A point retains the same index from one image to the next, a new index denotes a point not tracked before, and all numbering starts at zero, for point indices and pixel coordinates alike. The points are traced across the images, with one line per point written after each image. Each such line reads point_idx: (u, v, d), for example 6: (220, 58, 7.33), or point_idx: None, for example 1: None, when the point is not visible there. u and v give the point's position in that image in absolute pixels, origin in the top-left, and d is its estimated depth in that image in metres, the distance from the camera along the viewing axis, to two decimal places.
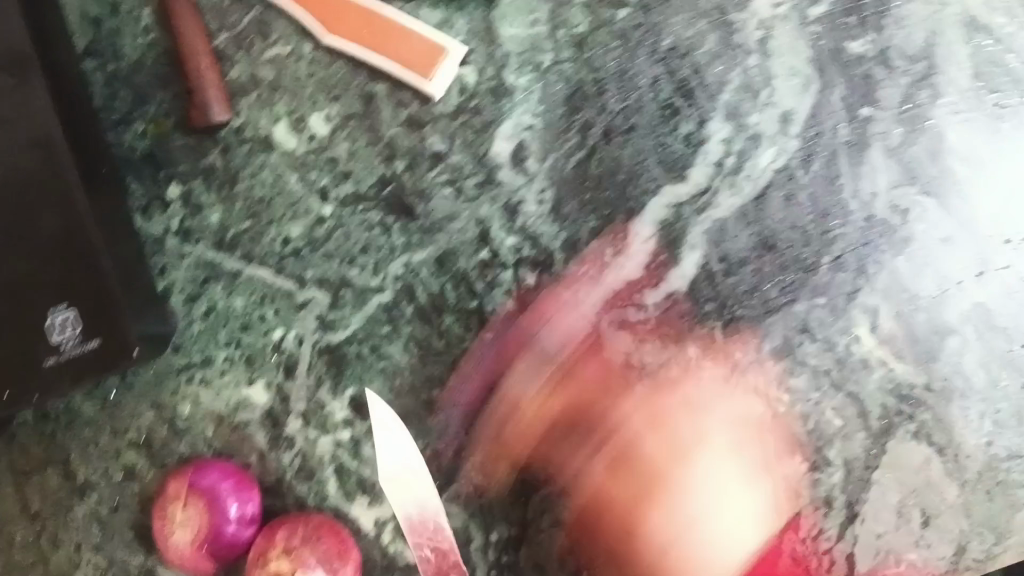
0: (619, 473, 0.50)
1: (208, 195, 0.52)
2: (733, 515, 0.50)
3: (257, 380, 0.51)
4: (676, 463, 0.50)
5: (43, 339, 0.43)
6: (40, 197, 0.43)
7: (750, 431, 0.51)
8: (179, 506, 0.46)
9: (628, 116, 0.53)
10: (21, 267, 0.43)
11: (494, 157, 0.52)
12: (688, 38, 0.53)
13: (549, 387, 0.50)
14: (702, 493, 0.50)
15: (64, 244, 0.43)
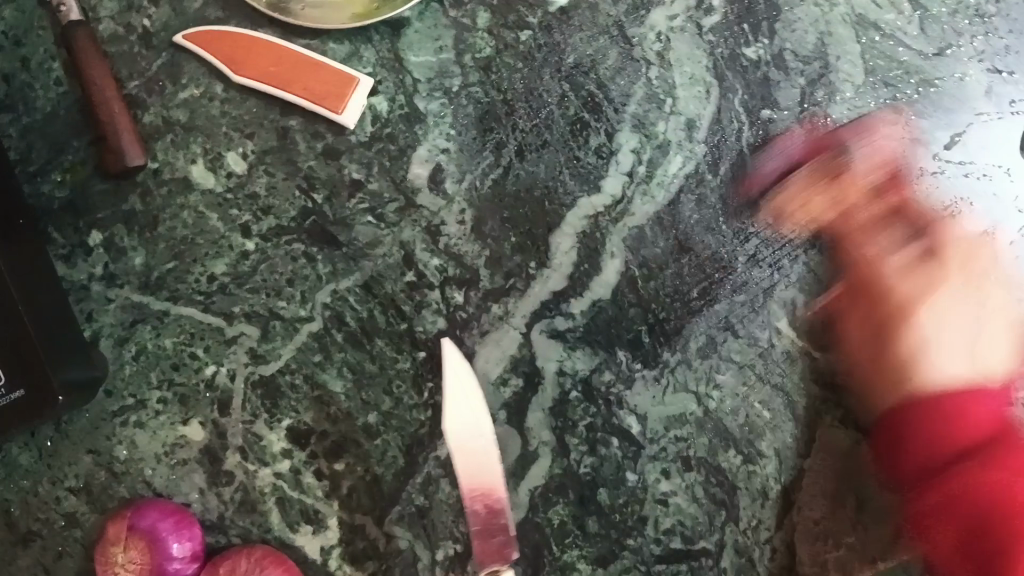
0: (930, 262, 0.52)
1: (130, 238, 0.52)
2: (965, 334, 0.50)
3: (192, 419, 0.51)
4: (932, 268, 0.51)
5: None
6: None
7: (967, 251, 0.52)
8: (121, 548, 0.47)
9: (539, 133, 0.54)
10: None
11: (413, 182, 0.53)
12: (589, 55, 0.55)
13: (878, 185, 0.53)
14: (952, 312, 0.51)
15: None
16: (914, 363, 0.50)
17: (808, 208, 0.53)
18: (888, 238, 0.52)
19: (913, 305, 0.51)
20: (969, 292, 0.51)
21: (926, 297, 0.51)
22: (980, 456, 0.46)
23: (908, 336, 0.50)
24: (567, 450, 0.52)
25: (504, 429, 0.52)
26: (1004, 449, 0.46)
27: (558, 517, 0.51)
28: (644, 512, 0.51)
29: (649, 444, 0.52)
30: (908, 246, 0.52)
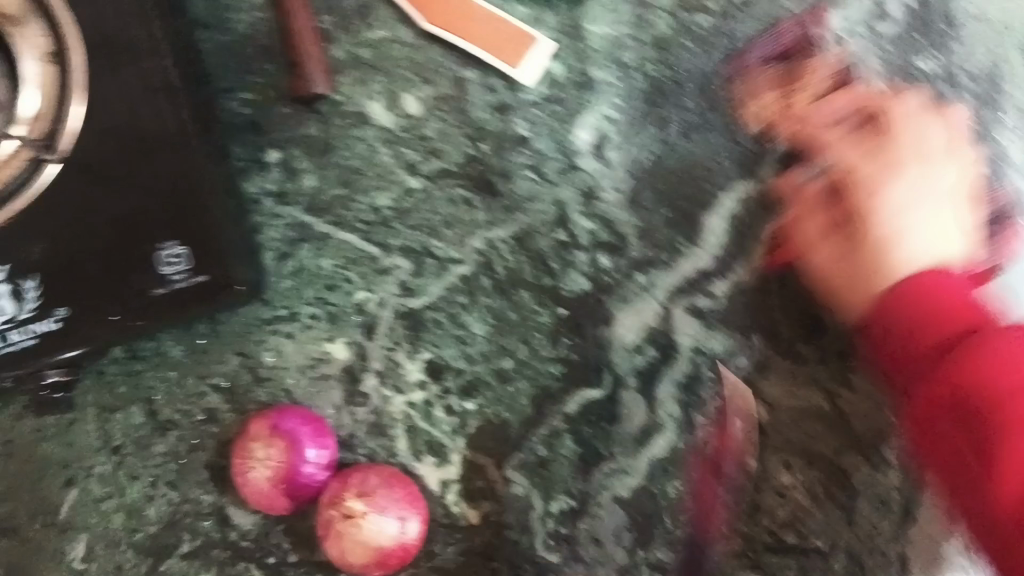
0: (853, 136, 0.47)
1: (307, 161, 0.54)
2: (930, 204, 0.45)
3: (338, 338, 0.54)
4: (889, 162, 0.46)
5: (155, 271, 0.49)
6: (150, 148, 0.48)
7: (888, 162, 0.46)
8: (260, 444, 0.50)
9: (708, 114, 0.52)
10: (141, 202, 0.48)
11: (575, 146, 0.52)
12: (771, 44, 0.52)
13: (847, 118, 0.48)
14: (896, 211, 0.45)
15: (176, 185, 0.48)
16: (873, 279, 0.44)
17: (765, 103, 0.51)
18: (845, 144, 0.47)
19: (863, 199, 0.45)
20: (896, 201, 0.45)
21: (875, 189, 0.45)
22: (971, 352, 0.40)
23: (867, 245, 0.44)
24: (695, 428, 0.50)
25: (634, 398, 0.51)
26: (963, 352, 0.40)
27: (672, 493, 0.50)
28: (759, 500, 0.49)
29: (774, 435, 0.49)
30: (845, 127, 0.48)
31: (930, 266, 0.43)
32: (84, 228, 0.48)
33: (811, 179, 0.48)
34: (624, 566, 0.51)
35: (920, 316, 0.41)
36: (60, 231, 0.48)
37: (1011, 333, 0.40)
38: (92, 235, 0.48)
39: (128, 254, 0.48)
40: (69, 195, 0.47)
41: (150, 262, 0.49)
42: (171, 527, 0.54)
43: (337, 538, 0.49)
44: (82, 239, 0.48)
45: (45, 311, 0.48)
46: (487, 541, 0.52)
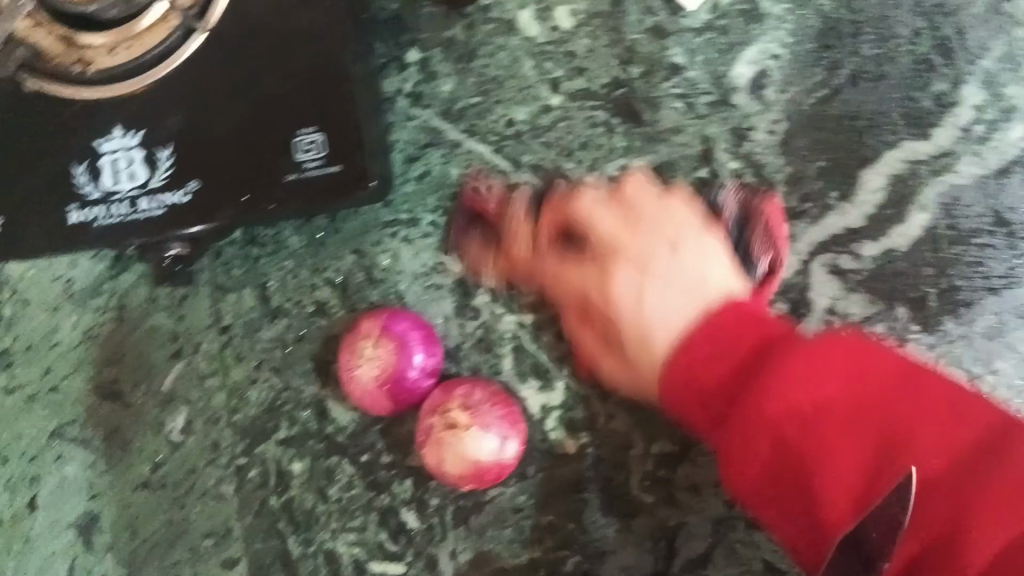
0: (568, 256, 0.50)
1: (445, 65, 0.53)
2: (670, 284, 0.46)
3: (456, 249, 0.53)
4: (604, 262, 0.48)
5: (289, 158, 0.46)
6: (300, 29, 0.45)
7: (608, 263, 0.48)
8: (370, 342, 0.50)
9: (882, 62, 0.49)
10: (281, 88, 0.46)
11: (733, 81, 0.50)
12: None
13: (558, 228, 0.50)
14: (638, 298, 0.46)
15: (322, 74, 0.45)
16: (646, 349, 0.45)
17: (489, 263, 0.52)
18: (576, 270, 0.49)
19: (608, 306, 0.47)
20: (643, 286, 0.46)
21: (598, 297, 0.48)
22: (768, 389, 0.38)
23: (646, 352, 0.45)
24: None
25: None
26: (755, 384, 0.38)
27: None
28: None
29: None
30: (574, 253, 0.50)
31: (677, 343, 0.43)
32: (218, 104, 0.46)
33: (536, 270, 0.51)
34: (720, 517, 0.50)
35: (714, 391, 0.41)
36: (200, 102, 0.46)
37: (803, 355, 0.38)
38: (223, 112, 0.46)
39: (262, 139, 0.46)
40: (213, 66, 0.46)
41: (286, 148, 0.46)
42: (271, 412, 0.56)
43: (436, 447, 0.49)
44: (214, 115, 0.46)
45: (175, 184, 0.46)
46: (582, 472, 0.52)
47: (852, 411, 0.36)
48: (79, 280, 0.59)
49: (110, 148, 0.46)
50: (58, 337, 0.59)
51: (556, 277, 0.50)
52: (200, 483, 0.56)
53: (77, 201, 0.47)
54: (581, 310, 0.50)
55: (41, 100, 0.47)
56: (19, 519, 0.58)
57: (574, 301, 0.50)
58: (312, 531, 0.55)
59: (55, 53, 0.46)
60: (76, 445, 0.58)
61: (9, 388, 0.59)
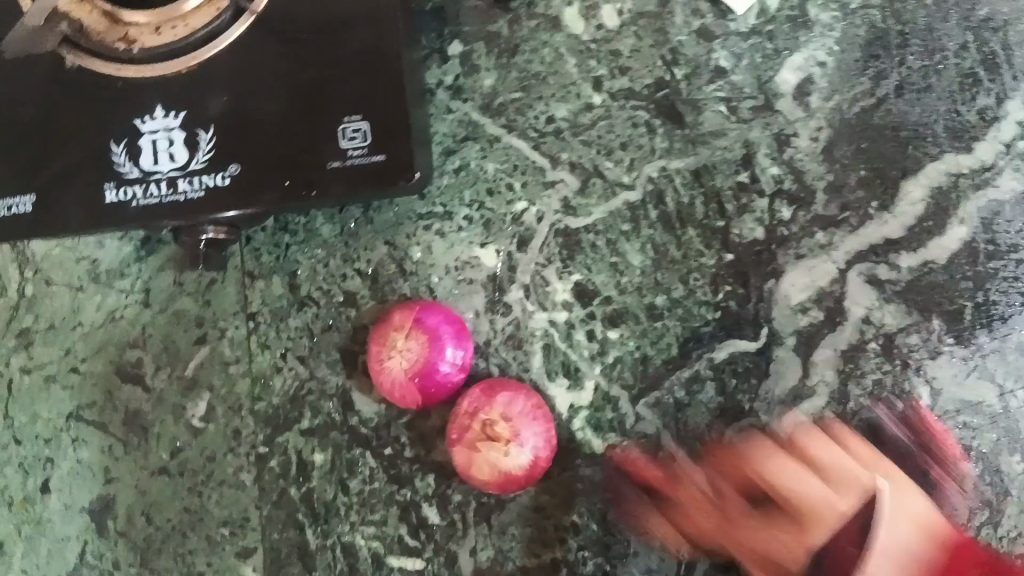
0: (659, 502, 0.49)
1: (488, 59, 0.53)
2: (827, 495, 0.45)
3: (490, 244, 0.52)
4: (721, 524, 0.47)
5: (334, 145, 0.45)
6: (353, 17, 0.46)
7: (745, 522, 0.47)
8: (402, 336, 0.49)
9: (927, 74, 0.49)
10: (331, 76, 0.46)
11: (777, 86, 0.50)
12: (1004, 12, 0.49)
13: (540, 412, 0.49)
14: (781, 533, 0.46)
15: (373, 61, 0.45)
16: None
17: (495, 432, 0.48)
18: (704, 509, 0.48)
19: (750, 540, 0.46)
20: (792, 513, 0.46)
21: (743, 528, 0.47)
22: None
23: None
24: (847, 399, 0.48)
25: (787, 355, 0.49)
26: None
27: None
28: None
29: (935, 421, 0.47)
30: (657, 496, 0.49)
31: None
32: (268, 90, 0.46)
33: (648, 506, 0.50)
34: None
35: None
36: (247, 84, 0.46)
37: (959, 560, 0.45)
38: (272, 98, 0.46)
39: (308, 126, 0.46)
40: (264, 51, 0.46)
41: (332, 136, 0.45)
42: (294, 402, 0.55)
43: (469, 450, 0.48)
44: (263, 101, 0.46)
45: (216, 166, 0.46)
46: (607, 474, 0.51)
47: (943, 561, 0.45)
48: (105, 262, 0.58)
49: (151, 128, 0.46)
50: (79, 319, 0.58)
51: (666, 516, 0.49)
52: (219, 471, 0.55)
53: (114, 180, 0.46)
54: (697, 526, 0.48)
55: (81, 75, 0.47)
56: (32, 500, 0.58)
57: (686, 526, 0.48)
58: (330, 523, 0.54)
59: (99, 29, 0.48)
60: (93, 428, 0.57)
61: (28, 367, 0.58)
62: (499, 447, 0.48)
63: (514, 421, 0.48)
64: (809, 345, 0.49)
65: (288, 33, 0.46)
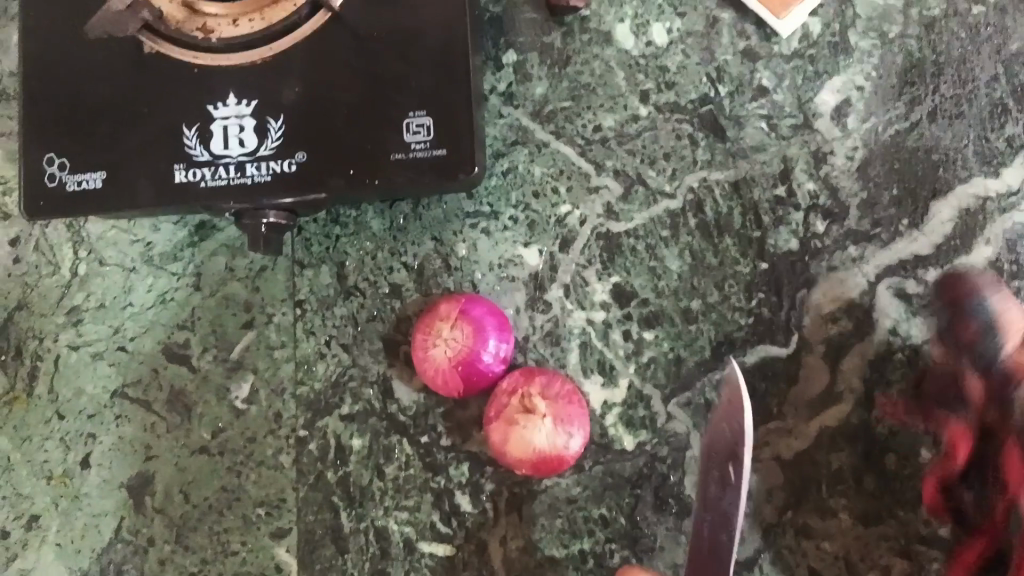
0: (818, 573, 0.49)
1: (541, 68, 0.56)
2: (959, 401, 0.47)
3: (533, 244, 0.55)
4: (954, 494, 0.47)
5: (401, 137, 0.50)
6: (426, 18, 0.50)
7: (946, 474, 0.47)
8: (448, 325, 0.52)
9: (959, 102, 0.52)
10: (401, 74, 0.50)
11: (817, 106, 0.53)
12: None
13: (572, 396, 0.51)
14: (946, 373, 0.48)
15: (442, 63, 0.50)
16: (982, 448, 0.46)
17: (531, 404, 0.50)
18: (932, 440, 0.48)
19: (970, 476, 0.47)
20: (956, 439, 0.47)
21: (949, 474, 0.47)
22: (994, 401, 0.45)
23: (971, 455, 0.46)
24: (870, 405, 0.50)
25: (815, 362, 0.51)
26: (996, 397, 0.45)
27: (836, 463, 0.50)
28: (925, 491, 0.49)
29: None
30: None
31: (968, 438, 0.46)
32: (341, 85, 0.50)
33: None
34: (768, 524, 0.50)
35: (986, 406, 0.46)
36: (321, 75, 0.50)
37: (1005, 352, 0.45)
38: (345, 92, 0.50)
39: (377, 118, 0.50)
40: (339, 44, 0.51)
41: (399, 129, 0.50)
42: (336, 388, 0.57)
43: (507, 425, 0.50)
44: (336, 94, 0.50)
45: (283, 153, 0.50)
46: (636, 470, 0.53)
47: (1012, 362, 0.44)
48: (158, 245, 0.60)
49: (223, 114, 0.51)
50: (130, 299, 0.60)
51: None
52: (259, 452, 0.57)
53: (184, 161, 0.50)
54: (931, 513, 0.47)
55: (159, 60, 0.51)
56: (71, 475, 0.58)
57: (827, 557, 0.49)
58: (365, 508, 0.56)
59: (177, 17, 0.52)
60: (137, 406, 0.59)
61: (76, 344, 0.60)
62: (531, 420, 0.50)
63: (549, 400, 0.51)
64: (832, 355, 0.51)
65: (364, 34, 0.51)
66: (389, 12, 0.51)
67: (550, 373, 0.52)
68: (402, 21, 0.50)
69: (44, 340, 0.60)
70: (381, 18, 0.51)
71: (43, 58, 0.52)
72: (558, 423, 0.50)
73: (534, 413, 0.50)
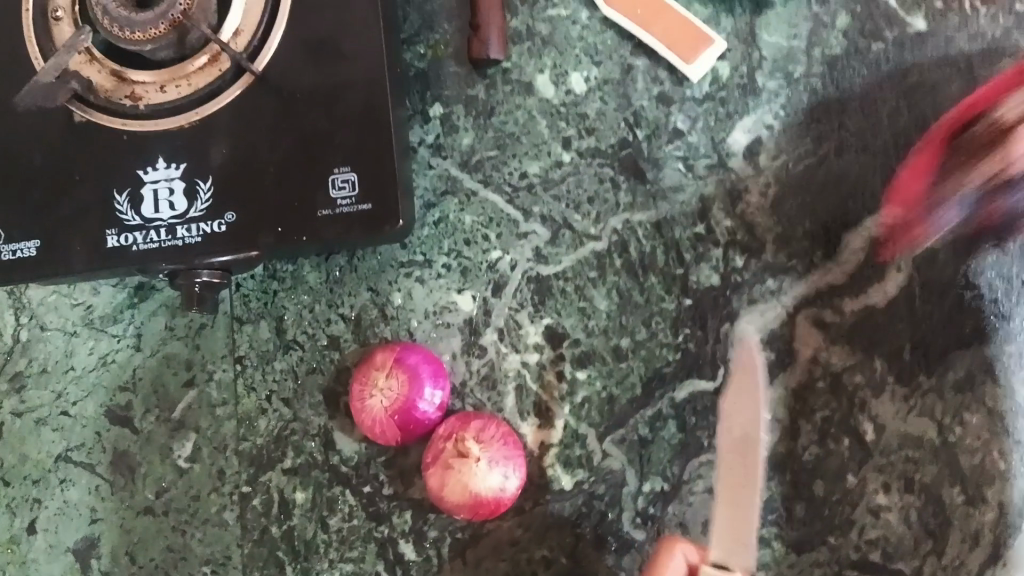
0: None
1: (466, 120, 0.57)
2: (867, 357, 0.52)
3: (466, 290, 0.56)
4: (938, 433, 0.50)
5: (327, 193, 0.51)
6: (350, 78, 0.52)
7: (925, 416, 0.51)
8: (383, 374, 0.52)
9: (863, 136, 0.54)
10: (323, 133, 0.52)
11: (729, 146, 0.55)
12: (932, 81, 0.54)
13: (507, 438, 0.52)
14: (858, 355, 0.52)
15: (361, 121, 0.52)
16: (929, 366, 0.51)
17: (466, 446, 0.51)
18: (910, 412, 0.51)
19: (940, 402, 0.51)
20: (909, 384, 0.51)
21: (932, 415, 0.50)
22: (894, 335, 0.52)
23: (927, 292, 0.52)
24: (797, 433, 0.51)
25: None
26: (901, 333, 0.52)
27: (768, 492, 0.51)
28: (855, 515, 0.50)
29: (878, 455, 0.51)
30: None
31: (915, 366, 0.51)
32: (266, 147, 0.52)
33: None
34: None
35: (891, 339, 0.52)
36: (247, 138, 0.52)
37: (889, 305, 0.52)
38: (269, 153, 0.52)
39: (303, 176, 0.51)
40: (262, 108, 0.52)
41: (325, 185, 0.51)
42: (278, 442, 0.57)
43: (443, 470, 0.51)
44: (261, 155, 0.52)
45: (213, 214, 0.51)
46: (576, 509, 0.53)
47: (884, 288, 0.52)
48: (99, 308, 0.61)
49: (154, 177, 0.52)
50: (72, 363, 0.60)
51: None
52: (204, 509, 0.57)
53: (117, 226, 0.52)
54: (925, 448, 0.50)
55: (90, 129, 0.53)
56: (18, 541, 0.58)
57: None
58: (310, 560, 0.56)
59: (106, 87, 0.53)
60: (80, 470, 0.59)
61: (20, 411, 0.60)
62: (466, 462, 0.51)
63: (484, 442, 0.51)
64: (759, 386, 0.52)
65: (284, 97, 0.52)
66: (308, 75, 0.52)
67: (486, 416, 0.53)
68: (321, 82, 0.52)
69: None
70: (300, 82, 0.52)
71: None
72: (495, 464, 0.51)
73: (469, 456, 0.51)
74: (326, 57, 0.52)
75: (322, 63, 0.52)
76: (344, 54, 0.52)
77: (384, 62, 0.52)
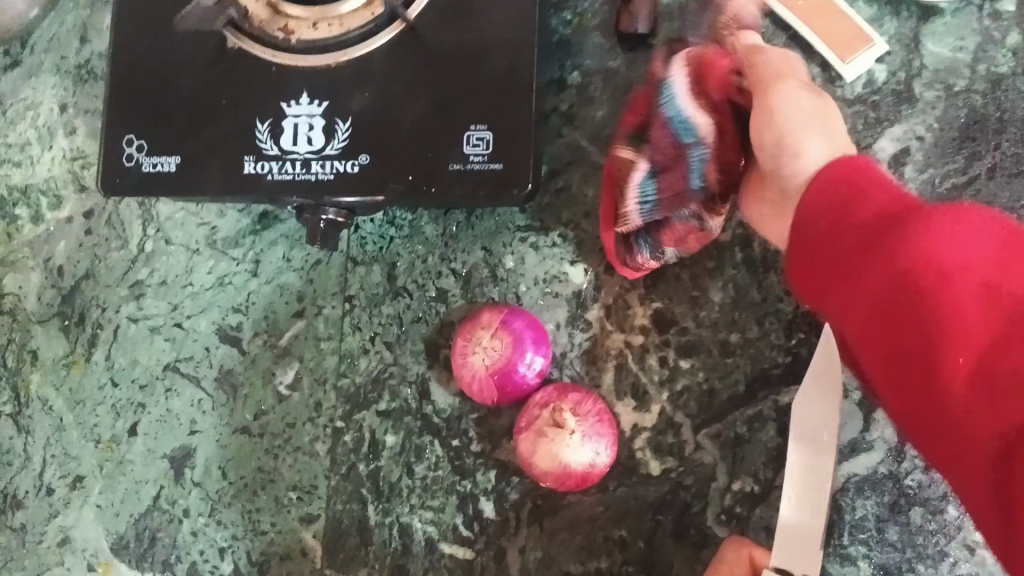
0: None
1: (603, 92, 0.57)
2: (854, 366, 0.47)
3: (578, 264, 0.57)
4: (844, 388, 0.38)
5: (461, 149, 0.51)
6: (495, 39, 0.53)
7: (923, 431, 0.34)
8: (488, 334, 0.53)
9: (1020, 160, 0.52)
10: (464, 90, 0.52)
11: (875, 152, 0.53)
12: None
13: (601, 416, 0.52)
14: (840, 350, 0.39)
15: (503, 82, 0.52)
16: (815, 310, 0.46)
17: (561, 418, 0.51)
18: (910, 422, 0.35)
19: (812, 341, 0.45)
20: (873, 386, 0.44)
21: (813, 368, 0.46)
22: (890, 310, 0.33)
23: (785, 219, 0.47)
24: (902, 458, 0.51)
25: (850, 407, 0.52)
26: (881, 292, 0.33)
27: (862, 510, 0.50)
28: (950, 548, 0.49)
29: None
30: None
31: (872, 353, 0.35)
32: (406, 96, 0.52)
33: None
34: None
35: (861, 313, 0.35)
36: (388, 84, 0.53)
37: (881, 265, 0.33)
38: (409, 103, 0.52)
39: (439, 130, 0.52)
40: (408, 57, 0.53)
41: (460, 142, 0.51)
42: (375, 383, 0.59)
43: (535, 437, 0.51)
44: (401, 104, 0.52)
45: (348, 155, 0.52)
46: (659, 495, 0.53)
47: None
48: (222, 231, 0.63)
49: (296, 112, 0.53)
50: (191, 279, 0.63)
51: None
52: (297, 437, 0.59)
53: (255, 154, 0.53)
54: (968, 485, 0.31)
55: (241, 58, 0.54)
56: (118, 441, 0.60)
57: None
58: (391, 502, 0.57)
59: (261, 18, 0.55)
60: (185, 381, 0.61)
61: (135, 317, 0.62)
62: (560, 434, 0.51)
63: (579, 417, 0.52)
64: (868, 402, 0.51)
65: (431, 50, 0.53)
66: (457, 31, 0.53)
67: (582, 391, 0.53)
68: (468, 40, 0.53)
69: (106, 310, 0.63)
70: (448, 37, 0.53)
71: (132, 49, 0.56)
72: (587, 440, 0.51)
73: (563, 428, 0.51)
74: (477, 16, 0.53)
75: (473, 20, 0.53)
76: (495, 14, 0.53)
77: (532, 28, 0.53)
